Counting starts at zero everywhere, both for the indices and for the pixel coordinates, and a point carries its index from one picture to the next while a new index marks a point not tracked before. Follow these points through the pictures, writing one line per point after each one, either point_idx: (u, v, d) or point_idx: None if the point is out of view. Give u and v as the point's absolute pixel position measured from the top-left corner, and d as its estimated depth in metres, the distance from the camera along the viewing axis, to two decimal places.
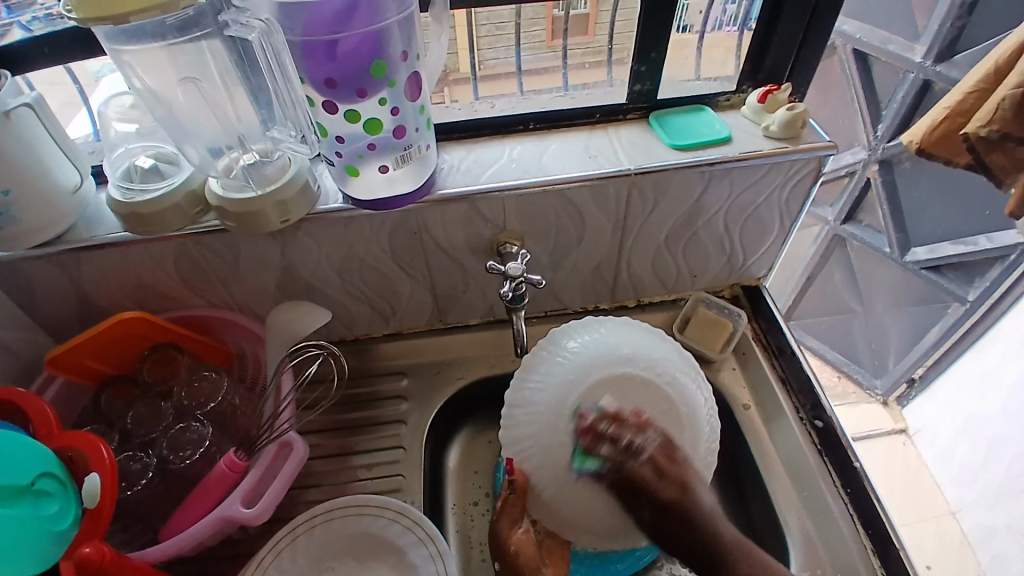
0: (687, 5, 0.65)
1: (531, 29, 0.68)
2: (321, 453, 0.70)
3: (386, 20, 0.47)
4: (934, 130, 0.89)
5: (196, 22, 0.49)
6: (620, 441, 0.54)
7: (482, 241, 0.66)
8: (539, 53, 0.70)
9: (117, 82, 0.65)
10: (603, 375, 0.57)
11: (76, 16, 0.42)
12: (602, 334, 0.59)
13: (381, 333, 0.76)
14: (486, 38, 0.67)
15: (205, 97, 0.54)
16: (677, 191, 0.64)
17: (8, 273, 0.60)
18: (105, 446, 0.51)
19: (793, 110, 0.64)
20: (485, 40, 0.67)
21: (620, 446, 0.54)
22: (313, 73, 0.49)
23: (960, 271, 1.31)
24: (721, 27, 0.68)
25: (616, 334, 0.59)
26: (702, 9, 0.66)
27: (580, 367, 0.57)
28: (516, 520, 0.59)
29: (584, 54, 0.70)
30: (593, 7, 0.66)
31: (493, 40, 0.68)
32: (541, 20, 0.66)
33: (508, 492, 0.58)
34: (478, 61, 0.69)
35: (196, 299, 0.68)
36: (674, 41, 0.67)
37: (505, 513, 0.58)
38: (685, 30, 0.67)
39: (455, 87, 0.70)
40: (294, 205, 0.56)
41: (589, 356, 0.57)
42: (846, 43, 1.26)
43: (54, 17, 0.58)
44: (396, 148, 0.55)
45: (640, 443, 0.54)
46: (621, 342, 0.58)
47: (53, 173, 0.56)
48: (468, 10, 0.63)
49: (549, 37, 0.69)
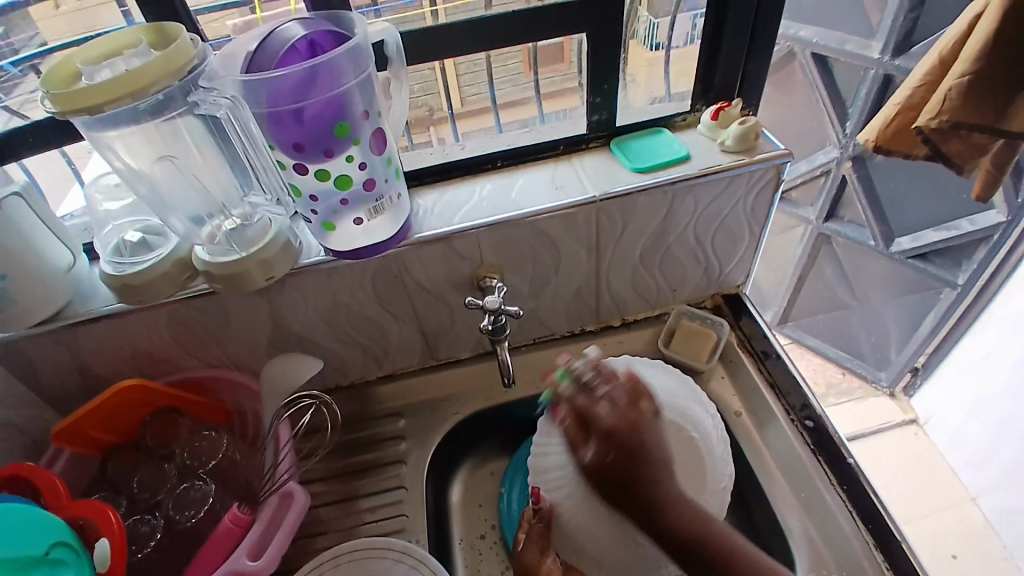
0: (654, 22, 0.70)
1: (507, 63, 0.71)
2: (325, 500, 0.71)
3: (345, 85, 0.50)
4: (886, 126, 0.93)
5: (167, 106, 0.51)
6: (585, 377, 0.58)
7: (462, 276, 0.68)
8: (519, 83, 0.73)
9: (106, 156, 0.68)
10: None
11: (54, 110, 0.46)
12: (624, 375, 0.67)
13: (375, 376, 0.78)
14: (466, 75, 0.71)
15: (183, 171, 0.57)
16: (644, 211, 0.67)
17: (10, 353, 0.63)
18: (113, 512, 0.54)
19: (745, 124, 0.66)
20: (465, 78, 0.71)
21: (581, 386, 0.57)
22: (280, 140, 0.51)
23: (946, 256, 1.33)
24: (693, 41, 0.71)
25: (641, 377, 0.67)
26: (669, 25, 0.70)
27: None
28: (544, 549, 0.60)
29: (563, 81, 0.73)
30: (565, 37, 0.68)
31: (471, 78, 0.71)
32: (517, 53, 0.70)
33: (535, 521, 0.61)
34: (460, 97, 0.73)
35: (192, 361, 0.70)
36: (645, 57, 0.72)
37: (532, 543, 0.60)
38: (657, 48, 0.72)
39: (440, 126, 0.74)
40: (276, 262, 0.58)
41: None
42: (804, 48, 1.30)
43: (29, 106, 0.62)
44: (368, 199, 0.58)
45: (600, 387, 0.57)
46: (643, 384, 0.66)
47: (45, 256, 0.59)
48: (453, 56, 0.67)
49: (527, 68, 0.72)
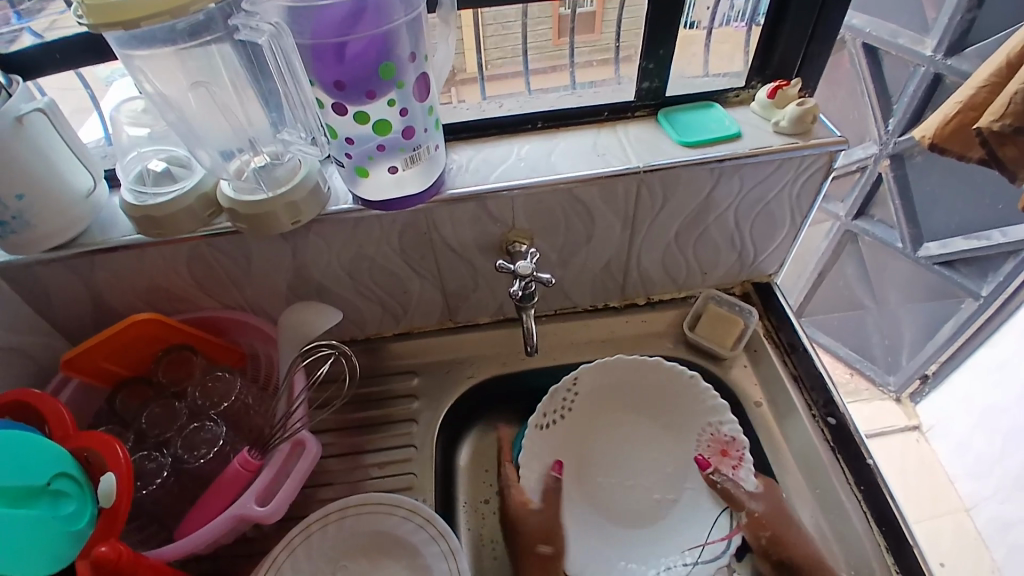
0: (694, 2, 0.65)
1: (538, 28, 0.67)
2: (333, 451, 0.71)
3: (393, 23, 0.47)
4: (946, 125, 0.88)
5: (206, 28, 0.49)
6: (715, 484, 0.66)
7: (492, 239, 0.66)
8: (546, 50, 0.69)
9: (126, 88, 0.66)
10: (645, 413, 0.72)
11: (87, 22, 0.43)
12: (669, 389, 0.71)
13: (391, 332, 0.77)
14: (492, 38, 0.67)
15: (217, 102, 0.54)
16: (685, 188, 0.64)
17: (22, 277, 0.62)
18: (119, 445, 0.52)
19: (803, 106, 0.63)
20: (491, 39, 0.67)
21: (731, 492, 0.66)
22: (322, 76, 0.49)
23: (974, 265, 1.30)
24: (729, 22, 0.68)
25: (654, 379, 0.71)
26: (710, 5, 0.66)
27: (654, 389, 0.71)
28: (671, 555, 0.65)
29: (590, 53, 0.70)
30: (599, 4, 0.65)
31: (499, 39, 0.67)
32: (548, 18, 0.66)
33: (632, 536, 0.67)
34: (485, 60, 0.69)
35: (208, 300, 0.68)
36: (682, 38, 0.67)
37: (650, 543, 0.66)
38: (693, 27, 0.67)
39: (463, 87, 0.70)
40: (304, 206, 0.56)
41: (666, 410, 0.71)
42: (855, 37, 1.25)
43: (51, 28, 0.59)
44: (405, 148, 0.55)
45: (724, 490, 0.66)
46: (647, 383, 0.71)
47: (66, 178, 0.57)
48: (474, 11, 0.63)
49: (556, 36, 0.68)
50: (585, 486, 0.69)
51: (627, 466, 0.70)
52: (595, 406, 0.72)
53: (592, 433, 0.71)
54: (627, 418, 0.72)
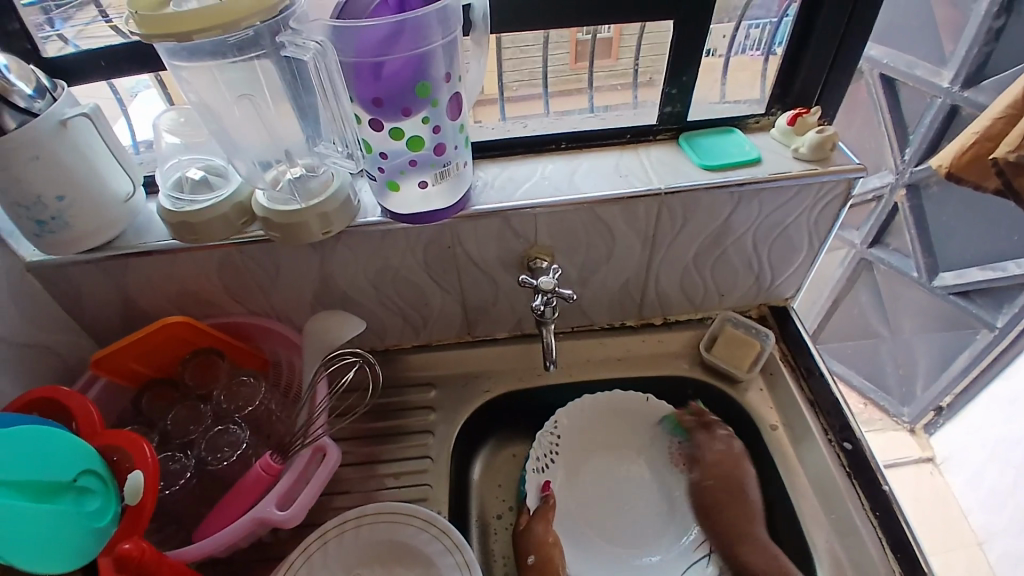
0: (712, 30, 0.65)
1: (556, 52, 0.69)
2: (348, 461, 0.71)
3: (431, 45, 0.49)
4: (962, 155, 0.89)
5: (253, 44, 0.51)
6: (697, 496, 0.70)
7: (514, 256, 0.67)
8: (563, 75, 0.71)
9: (151, 99, 0.69)
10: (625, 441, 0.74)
11: (141, 32, 0.45)
12: (635, 414, 0.75)
13: (410, 344, 0.78)
14: (511, 61, 0.69)
15: (259, 115, 0.56)
16: (704, 211, 0.66)
17: (58, 277, 0.64)
18: (146, 444, 0.54)
19: (823, 133, 0.65)
20: (510, 62, 0.69)
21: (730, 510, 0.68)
22: (361, 93, 0.51)
23: (989, 296, 1.30)
24: (745, 52, 0.69)
25: (623, 407, 0.75)
26: (727, 33, 0.67)
27: (628, 417, 0.75)
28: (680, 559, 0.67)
29: (610, 78, 0.72)
30: (617, 32, 0.67)
31: (516, 62, 0.69)
32: (566, 43, 0.68)
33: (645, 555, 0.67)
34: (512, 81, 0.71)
35: (236, 306, 0.70)
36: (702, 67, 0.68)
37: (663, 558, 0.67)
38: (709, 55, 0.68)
39: (481, 107, 0.72)
40: (335, 218, 0.58)
41: (642, 435, 0.74)
42: (872, 67, 1.27)
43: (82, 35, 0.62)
44: (435, 164, 0.57)
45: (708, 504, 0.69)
46: (618, 413, 0.75)
47: (107, 182, 0.59)
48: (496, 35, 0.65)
49: (574, 60, 0.70)
50: (594, 518, 0.70)
51: (627, 493, 0.72)
52: (582, 443, 0.74)
53: (588, 471, 0.73)
54: (614, 449, 0.74)
